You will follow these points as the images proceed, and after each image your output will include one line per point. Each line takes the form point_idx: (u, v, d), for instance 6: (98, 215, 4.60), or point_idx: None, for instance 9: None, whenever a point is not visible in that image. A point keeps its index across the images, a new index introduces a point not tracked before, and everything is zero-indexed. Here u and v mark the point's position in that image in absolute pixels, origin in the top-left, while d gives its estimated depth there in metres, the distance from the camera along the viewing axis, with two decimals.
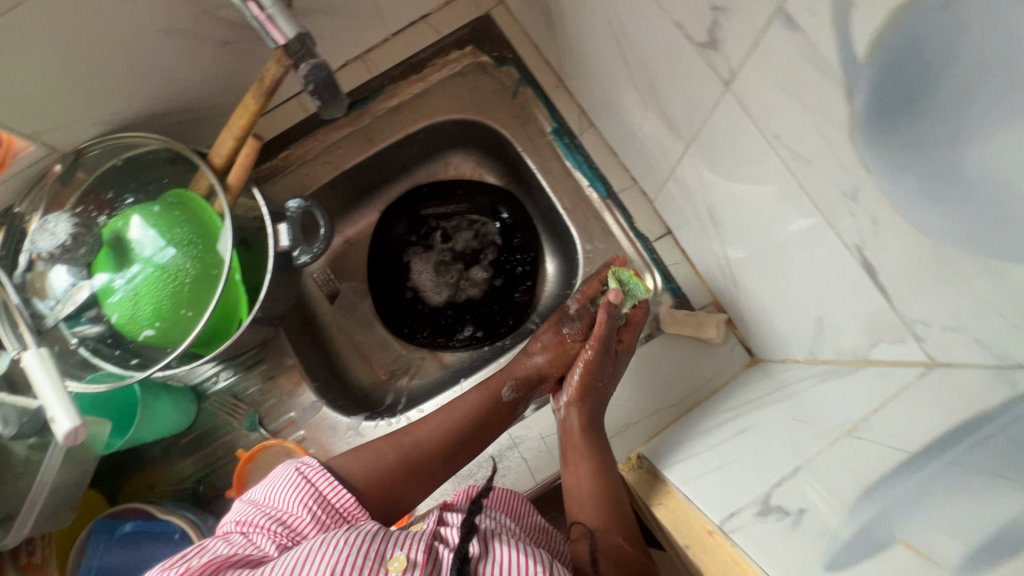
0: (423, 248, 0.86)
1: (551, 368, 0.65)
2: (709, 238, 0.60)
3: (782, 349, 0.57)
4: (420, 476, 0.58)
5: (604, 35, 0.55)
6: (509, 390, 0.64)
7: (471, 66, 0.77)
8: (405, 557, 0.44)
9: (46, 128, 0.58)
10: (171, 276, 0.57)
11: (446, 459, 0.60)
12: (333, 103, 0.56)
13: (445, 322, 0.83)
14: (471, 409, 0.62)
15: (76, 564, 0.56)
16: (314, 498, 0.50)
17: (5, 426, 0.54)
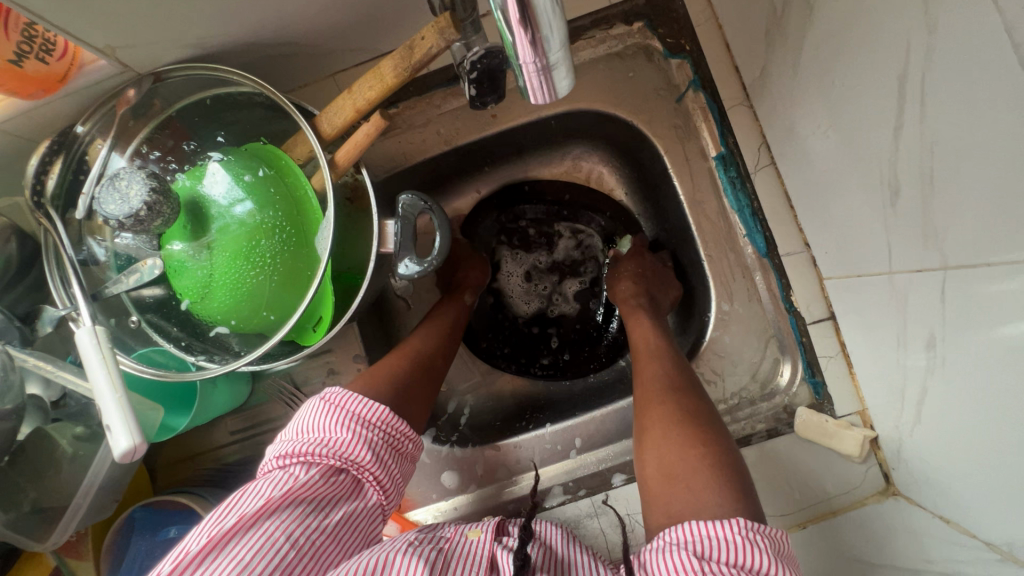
0: (514, 249, 0.75)
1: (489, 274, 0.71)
2: (900, 361, 0.48)
3: (946, 506, 0.48)
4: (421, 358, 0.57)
5: (871, 81, 0.41)
6: (472, 297, 0.68)
7: (634, 49, 0.61)
8: None
9: (124, 44, 0.46)
10: (252, 270, 0.47)
11: (445, 352, 0.60)
12: (491, 95, 0.43)
13: (529, 340, 0.73)
14: (444, 317, 0.64)
15: (123, 544, 0.53)
16: (351, 417, 0.46)
17: (48, 389, 0.46)
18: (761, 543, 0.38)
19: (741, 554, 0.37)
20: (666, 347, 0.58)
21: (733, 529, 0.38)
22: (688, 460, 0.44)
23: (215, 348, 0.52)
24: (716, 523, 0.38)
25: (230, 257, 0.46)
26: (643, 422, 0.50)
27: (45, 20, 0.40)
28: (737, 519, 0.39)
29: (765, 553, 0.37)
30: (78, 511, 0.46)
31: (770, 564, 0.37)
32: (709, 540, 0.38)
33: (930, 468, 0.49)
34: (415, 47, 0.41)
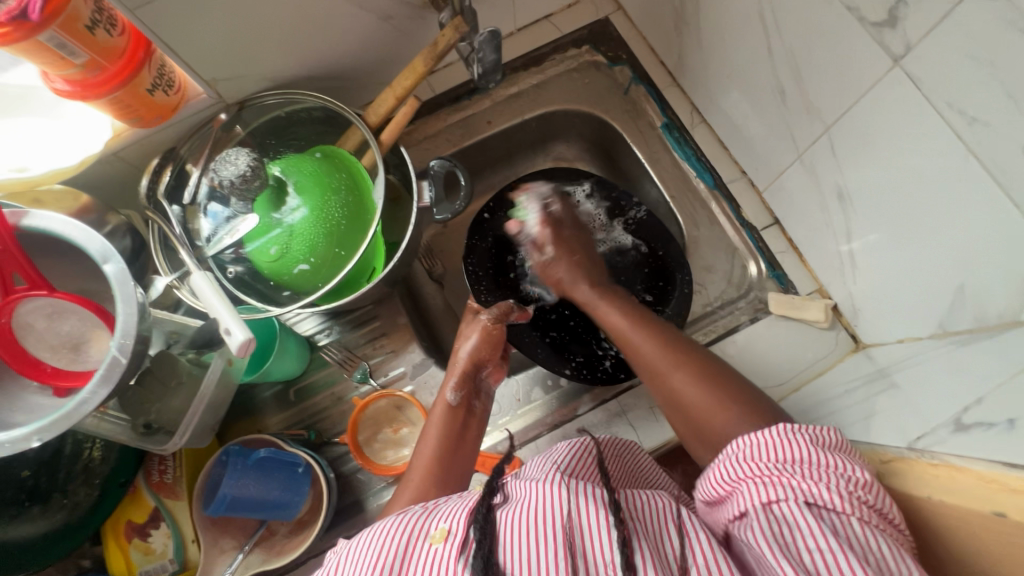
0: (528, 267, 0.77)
1: (482, 356, 0.67)
2: (830, 225, 0.63)
3: (899, 329, 0.58)
4: (451, 448, 0.60)
5: (746, 27, 0.60)
6: (453, 394, 0.64)
7: (586, 63, 0.82)
8: (446, 527, 0.42)
9: (223, 77, 0.63)
10: (326, 217, 0.61)
11: (442, 478, 0.57)
12: (491, 71, 0.67)
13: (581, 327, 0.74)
14: (435, 433, 0.60)
15: (213, 474, 0.58)
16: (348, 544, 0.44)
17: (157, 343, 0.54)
18: (801, 437, 0.42)
19: (781, 450, 0.42)
20: (672, 350, 0.59)
21: (771, 433, 0.43)
22: (716, 421, 0.54)
23: (297, 288, 0.63)
24: (750, 434, 0.44)
25: (311, 209, 0.61)
26: (671, 402, 0.57)
27: (176, 54, 0.58)
28: (774, 427, 0.43)
29: (806, 445, 0.41)
30: (194, 419, 0.56)
31: (812, 452, 0.41)
32: (748, 448, 0.43)
33: (875, 303, 0.61)
34: (439, 40, 0.60)
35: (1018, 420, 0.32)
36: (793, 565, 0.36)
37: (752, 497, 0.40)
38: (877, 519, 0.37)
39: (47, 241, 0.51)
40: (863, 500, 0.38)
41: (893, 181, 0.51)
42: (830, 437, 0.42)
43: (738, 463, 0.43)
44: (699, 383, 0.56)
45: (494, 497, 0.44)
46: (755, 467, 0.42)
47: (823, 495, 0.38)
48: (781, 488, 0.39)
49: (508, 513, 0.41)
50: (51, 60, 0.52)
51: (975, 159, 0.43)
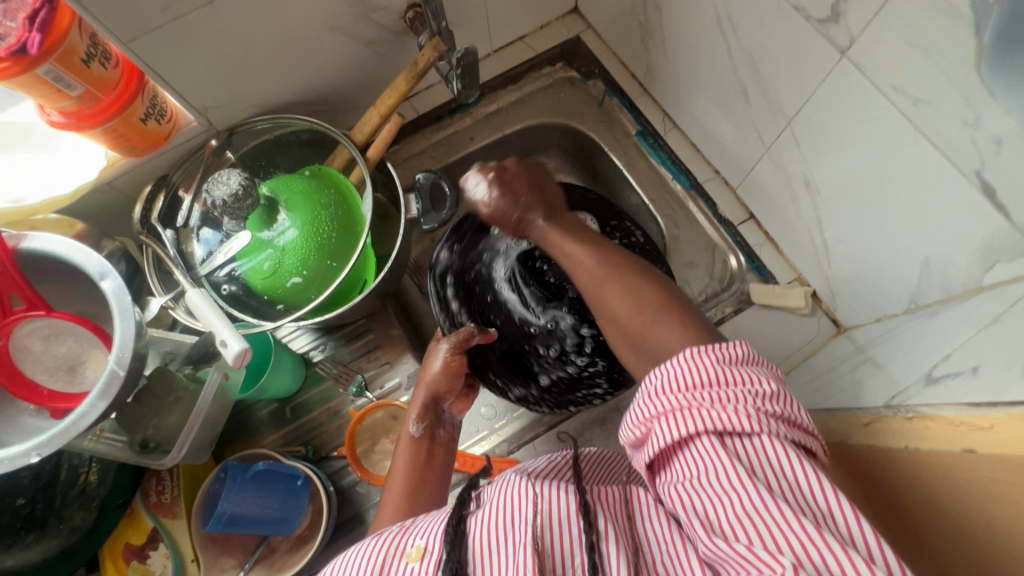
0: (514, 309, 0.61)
1: (444, 381, 0.64)
2: (802, 215, 0.65)
3: (875, 308, 0.60)
4: (419, 478, 0.57)
5: (706, 33, 0.64)
6: (417, 424, 0.61)
7: (561, 80, 0.86)
8: (423, 544, 0.38)
9: (213, 105, 0.66)
10: (317, 231, 0.63)
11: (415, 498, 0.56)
12: (470, 86, 0.72)
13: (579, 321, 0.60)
14: (405, 457, 0.59)
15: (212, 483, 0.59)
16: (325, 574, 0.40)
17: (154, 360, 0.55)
18: (708, 358, 0.40)
19: (690, 376, 0.39)
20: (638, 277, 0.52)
21: (678, 361, 0.40)
22: (644, 321, 0.49)
23: (291, 302, 0.65)
24: (663, 364, 0.41)
25: (302, 225, 0.63)
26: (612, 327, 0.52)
27: (168, 83, 0.60)
28: (681, 352, 0.41)
29: (710, 366, 0.39)
30: (188, 436, 0.56)
31: (718, 372, 0.39)
32: (661, 379, 0.40)
33: (850, 286, 0.63)
34: (419, 59, 0.65)
35: (983, 366, 0.34)
36: (713, 510, 0.34)
37: (667, 434, 0.38)
38: (785, 427, 0.36)
39: (45, 264, 0.52)
40: (769, 412, 0.37)
41: (852, 166, 0.54)
42: (735, 352, 0.40)
43: (654, 399, 0.40)
44: (629, 296, 0.50)
45: (467, 506, 0.41)
46: (669, 399, 0.39)
47: (730, 419, 0.36)
48: (691, 418, 0.37)
49: (480, 522, 0.37)
50: (48, 92, 0.55)
51: (923, 137, 0.45)
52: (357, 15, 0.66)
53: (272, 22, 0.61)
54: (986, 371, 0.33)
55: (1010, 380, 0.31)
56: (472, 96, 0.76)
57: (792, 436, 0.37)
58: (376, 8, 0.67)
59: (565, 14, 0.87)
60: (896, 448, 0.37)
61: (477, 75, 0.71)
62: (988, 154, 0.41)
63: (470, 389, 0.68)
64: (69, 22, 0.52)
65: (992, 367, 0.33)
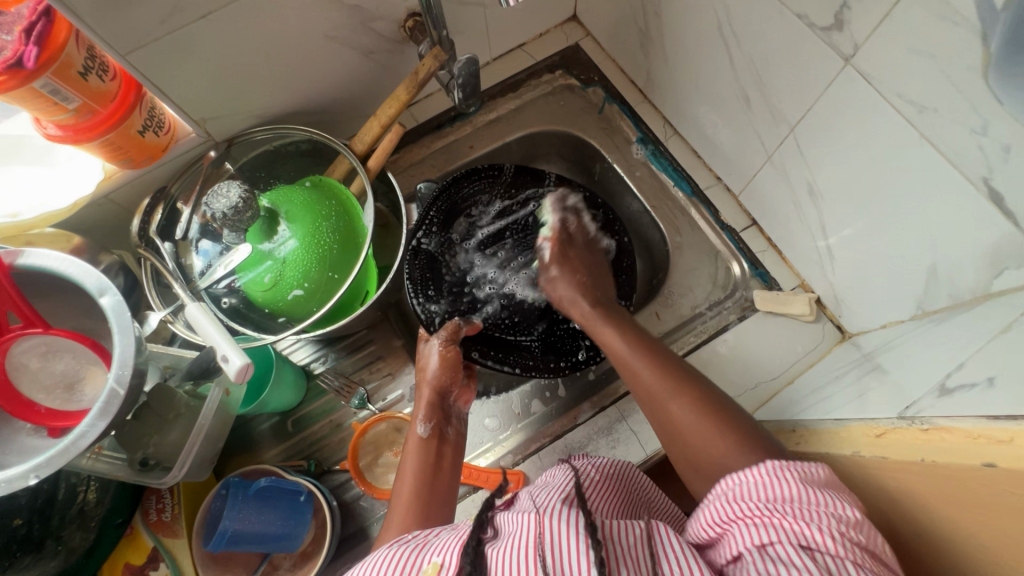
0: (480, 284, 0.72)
1: (444, 380, 0.63)
2: (806, 221, 0.65)
3: (881, 315, 0.60)
4: (427, 485, 0.56)
5: (708, 40, 0.64)
6: (423, 424, 0.60)
7: (561, 87, 0.86)
8: (439, 562, 0.38)
9: (212, 116, 0.65)
10: (318, 243, 0.62)
11: (425, 502, 0.55)
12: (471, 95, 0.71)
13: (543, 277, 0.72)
14: (415, 460, 0.58)
15: (213, 498, 0.58)
16: None
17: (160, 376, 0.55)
18: (790, 475, 0.40)
19: (770, 489, 0.39)
20: (710, 415, 0.51)
21: (758, 472, 0.41)
22: (716, 449, 0.49)
23: (292, 315, 0.64)
24: (741, 471, 0.42)
25: (303, 237, 0.62)
26: (669, 432, 0.53)
27: (166, 94, 0.60)
28: (766, 464, 0.41)
29: (795, 482, 0.39)
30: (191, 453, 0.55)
31: (802, 490, 0.39)
32: (741, 488, 0.41)
33: (855, 292, 0.63)
34: (420, 69, 0.65)
35: (997, 376, 0.34)
36: None
37: (743, 542, 0.38)
38: (868, 558, 0.36)
39: (46, 279, 0.51)
40: (853, 540, 0.36)
41: (857, 173, 0.54)
42: (817, 474, 0.40)
43: (730, 503, 0.40)
44: (697, 411, 0.51)
45: (485, 530, 0.40)
46: (744, 506, 0.39)
47: (814, 536, 0.36)
48: (774, 530, 0.37)
49: (498, 553, 0.36)
50: (45, 106, 0.54)
51: (930, 144, 0.45)
52: (357, 24, 0.66)
53: (271, 33, 0.60)
54: (1003, 382, 0.33)
55: None
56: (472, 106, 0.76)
57: (878, 570, 0.36)
58: (375, 18, 0.66)
59: (563, 22, 0.87)
60: (910, 461, 0.37)
61: (477, 85, 0.71)
62: (996, 162, 0.41)
63: (470, 380, 0.67)
64: (66, 34, 0.51)
65: (1006, 378, 0.33)
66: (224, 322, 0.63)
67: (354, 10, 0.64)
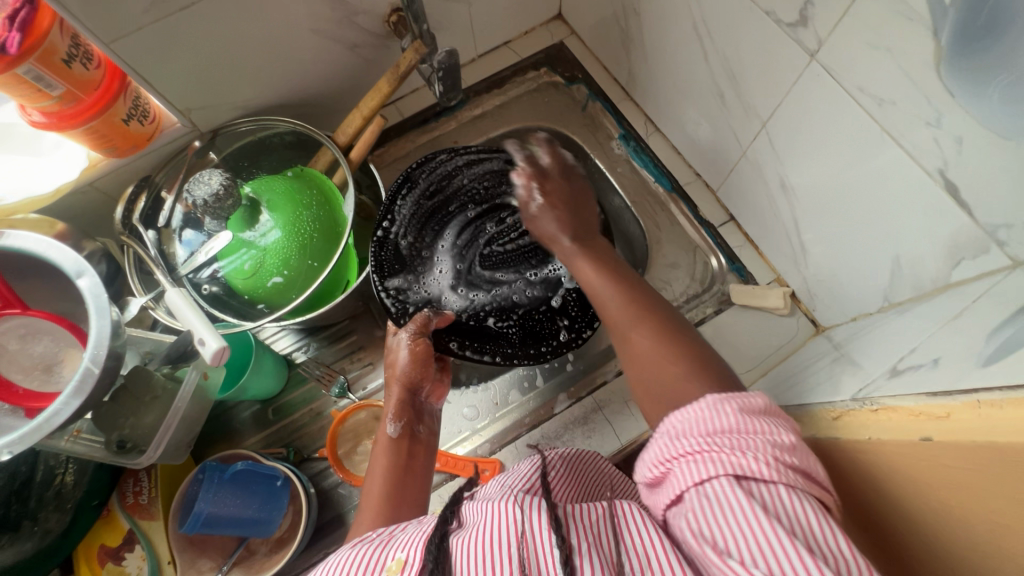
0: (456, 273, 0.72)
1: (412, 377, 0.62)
2: (780, 216, 0.66)
3: (851, 307, 0.61)
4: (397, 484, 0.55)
5: (684, 37, 0.66)
6: (394, 424, 0.60)
7: (545, 84, 0.87)
8: (405, 557, 0.39)
9: (196, 107, 0.66)
10: (298, 232, 0.63)
11: (396, 505, 0.54)
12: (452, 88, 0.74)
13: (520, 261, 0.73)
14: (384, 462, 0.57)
15: (189, 481, 0.59)
16: None
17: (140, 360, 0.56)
18: (729, 408, 0.39)
19: (712, 423, 0.38)
20: (667, 342, 0.49)
21: (699, 407, 0.40)
22: None
23: (272, 302, 0.65)
24: (683, 409, 0.41)
25: (285, 227, 0.63)
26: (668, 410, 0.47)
27: (150, 84, 0.61)
28: (704, 399, 0.40)
29: (732, 414, 0.38)
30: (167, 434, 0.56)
31: (740, 421, 0.38)
32: (681, 424, 0.40)
33: (827, 284, 0.64)
34: (401, 62, 0.66)
35: (942, 357, 0.35)
36: (715, 531, 0.34)
37: (684, 479, 0.37)
38: (801, 480, 0.35)
39: (24, 262, 0.52)
40: (786, 463, 0.36)
41: (824, 166, 0.55)
42: (755, 403, 0.39)
43: (676, 440, 0.39)
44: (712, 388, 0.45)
45: (450, 522, 0.41)
46: (688, 442, 0.38)
47: (750, 464, 0.35)
48: (705, 464, 0.36)
49: (461, 544, 0.37)
50: (28, 92, 0.55)
51: (891, 137, 0.46)
52: (342, 18, 0.67)
53: (255, 24, 0.61)
54: (946, 362, 0.34)
55: (967, 368, 0.31)
56: (456, 100, 0.77)
57: (810, 489, 0.35)
58: (359, 12, 0.67)
59: (548, 20, 0.88)
60: (861, 441, 0.37)
61: (459, 79, 0.72)
62: (950, 154, 0.42)
63: (442, 374, 0.67)
64: (50, 22, 0.52)
65: (950, 359, 0.34)
66: (205, 309, 0.64)
67: (338, 3, 0.65)
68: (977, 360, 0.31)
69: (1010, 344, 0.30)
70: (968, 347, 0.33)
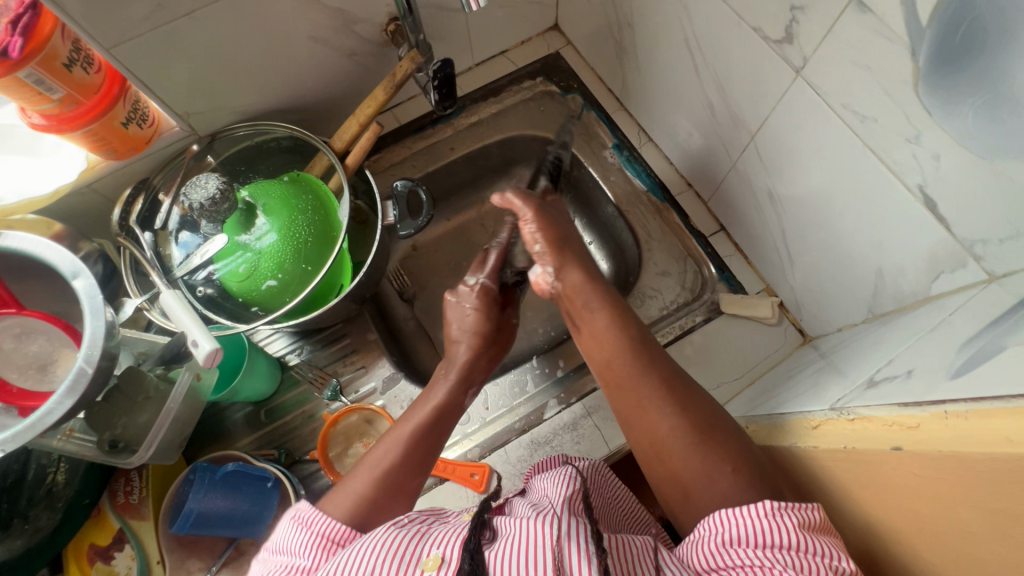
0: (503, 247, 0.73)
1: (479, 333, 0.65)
2: (769, 227, 0.67)
3: (837, 318, 0.62)
4: (431, 436, 0.55)
5: (677, 50, 0.67)
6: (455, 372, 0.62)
7: (541, 93, 0.88)
8: (440, 556, 0.41)
9: (194, 111, 0.67)
10: (293, 236, 0.64)
11: (423, 454, 0.53)
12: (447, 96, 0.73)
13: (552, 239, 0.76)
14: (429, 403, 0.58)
15: (180, 480, 0.59)
16: (319, 538, 0.45)
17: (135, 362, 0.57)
18: (788, 520, 0.39)
19: (753, 534, 0.39)
20: (692, 431, 0.48)
21: (756, 513, 0.40)
22: (696, 477, 0.46)
23: (266, 305, 0.66)
24: (737, 509, 0.41)
25: (280, 231, 0.64)
26: (649, 438, 0.49)
27: (149, 89, 0.62)
28: (761, 504, 0.40)
29: (793, 530, 0.39)
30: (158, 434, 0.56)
31: (799, 539, 0.38)
32: (733, 529, 0.40)
33: (814, 295, 0.65)
34: (397, 71, 0.67)
35: (915, 370, 0.36)
36: None
37: None
38: None
39: (18, 262, 0.52)
40: None
41: (810, 179, 0.56)
42: (812, 518, 0.40)
43: (722, 550, 0.40)
44: (691, 426, 0.48)
45: (484, 530, 0.42)
46: (739, 554, 0.39)
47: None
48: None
49: (500, 556, 0.39)
50: (29, 95, 0.56)
51: (873, 153, 0.47)
52: (340, 27, 0.68)
53: (254, 32, 0.63)
54: (919, 374, 0.35)
55: (936, 380, 0.32)
56: (451, 108, 0.78)
57: None
58: (358, 21, 0.69)
59: (545, 31, 0.90)
60: (837, 449, 0.38)
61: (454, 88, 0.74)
62: (929, 171, 0.43)
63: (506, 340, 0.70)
64: (52, 27, 0.53)
65: (923, 372, 0.35)
66: (199, 311, 0.64)
67: (337, 13, 0.66)
68: (947, 373, 0.32)
69: (981, 356, 0.31)
70: (939, 360, 0.35)
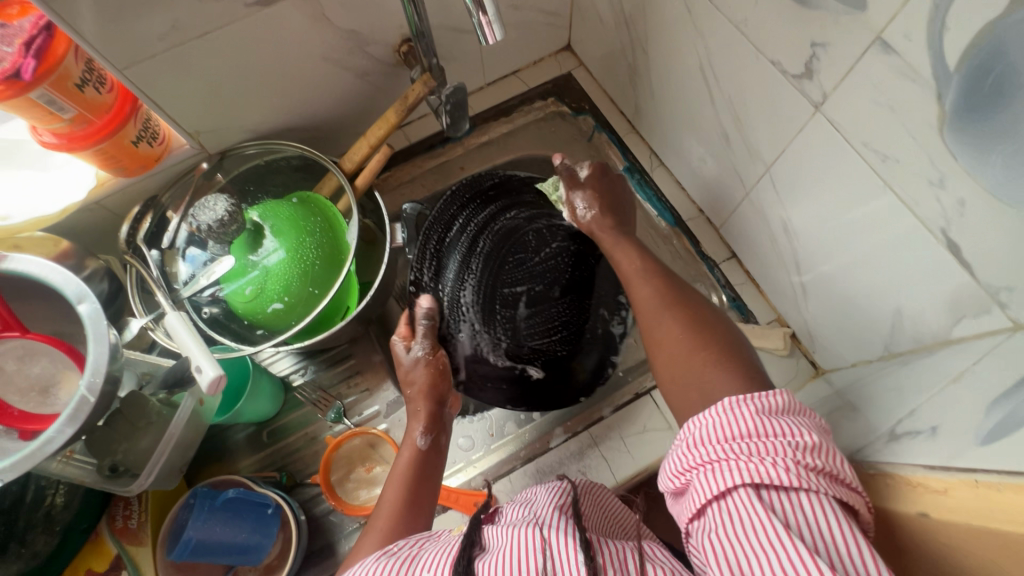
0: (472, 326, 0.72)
1: (438, 385, 0.64)
2: (782, 258, 0.66)
3: (852, 353, 0.61)
4: (417, 489, 0.55)
5: (692, 77, 0.66)
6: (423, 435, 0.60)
7: (552, 114, 0.88)
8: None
9: (205, 129, 0.67)
10: (300, 260, 0.63)
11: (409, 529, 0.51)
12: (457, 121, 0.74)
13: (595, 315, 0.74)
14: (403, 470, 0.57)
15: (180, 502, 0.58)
16: None
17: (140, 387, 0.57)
18: (749, 406, 0.38)
19: (731, 427, 0.38)
20: (700, 331, 0.51)
21: (715, 412, 0.39)
22: (701, 375, 0.48)
23: (271, 327, 0.65)
24: (701, 414, 0.40)
25: (288, 256, 0.63)
26: (657, 341, 0.54)
27: (161, 108, 0.61)
28: (720, 401, 0.39)
29: (750, 416, 0.37)
30: (161, 457, 0.56)
31: (759, 423, 0.37)
32: (701, 430, 0.39)
33: (827, 328, 0.63)
34: (410, 94, 0.67)
35: (940, 427, 0.35)
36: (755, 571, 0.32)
37: (707, 488, 0.36)
38: (827, 481, 0.35)
39: (21, 284, 0.52)
40: (809, 465, 0.35)
41: (828, 214, 0.55)
42: (777, 401, 0.38)
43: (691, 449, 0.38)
44: (689, 324, 0.53)
45: (474, 547, 0.40)
46: (707, 450, 0.38)
47: (771, 470, 0.34)
48: (731, 469, 0.35)
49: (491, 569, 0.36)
50: (40, 115, 0.56)
51: (892, 192, 0.47)
52: (352, 48, 0.68)
53: (267, 53, 0.62)
54: (949, 436, 0.33)
55: (962, 445, 0.31)
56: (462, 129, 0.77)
57: (834, 491, 0.35)
58: (370, 42, 0.68)
59: (558, 51, 0.89)
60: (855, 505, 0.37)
61: (466, 110, 0.73)
62: (953, 215, 0.42)
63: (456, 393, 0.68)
64: (65, 48, 0.53)
65: (949, 431, 0.34)
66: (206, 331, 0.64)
67: (349, 34, 0.66)
68: (974, 438, 0.32)
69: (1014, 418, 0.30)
70: (965, 418, 0.33)
